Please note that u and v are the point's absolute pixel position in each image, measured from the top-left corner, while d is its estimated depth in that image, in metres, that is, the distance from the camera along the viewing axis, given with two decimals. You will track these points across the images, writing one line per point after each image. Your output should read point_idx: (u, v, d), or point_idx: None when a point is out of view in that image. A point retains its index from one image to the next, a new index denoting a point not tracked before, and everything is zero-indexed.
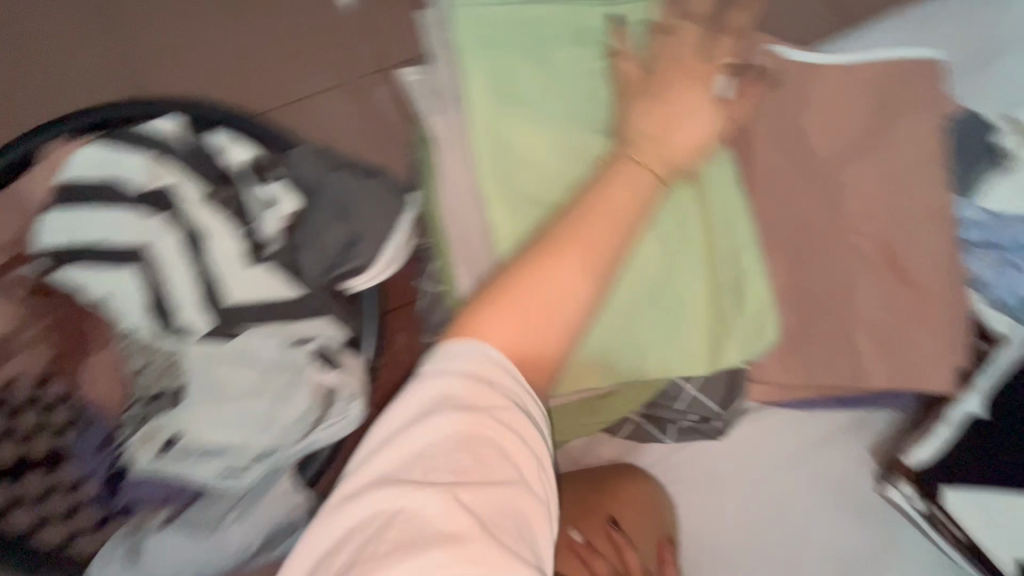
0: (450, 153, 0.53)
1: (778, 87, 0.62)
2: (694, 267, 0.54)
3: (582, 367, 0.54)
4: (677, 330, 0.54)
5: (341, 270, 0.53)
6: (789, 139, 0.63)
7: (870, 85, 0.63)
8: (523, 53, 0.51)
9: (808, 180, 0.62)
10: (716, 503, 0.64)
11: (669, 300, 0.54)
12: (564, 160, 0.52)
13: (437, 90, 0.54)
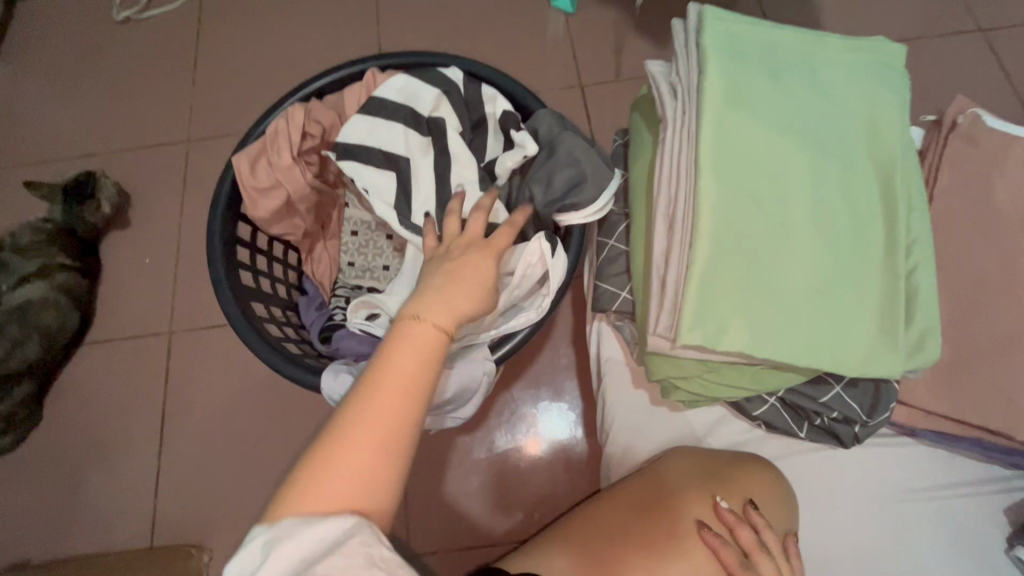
0: (678, 116, 0.63)
1: (975, 143, 0.67)
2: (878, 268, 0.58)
3: (753, 331, 0.56)
4: (853, 321, 0.56)
5: (564, 203, 0.66)
6: (976, 192, 0.67)
7: None
8: (757, 64, 0.62)
9: (990, 232, 0.66)
10: (830, 515, 0.66)
11: (850, 293, 0.57)
12: (774, 149, 0.59)
13: (676, 72, 0.65)
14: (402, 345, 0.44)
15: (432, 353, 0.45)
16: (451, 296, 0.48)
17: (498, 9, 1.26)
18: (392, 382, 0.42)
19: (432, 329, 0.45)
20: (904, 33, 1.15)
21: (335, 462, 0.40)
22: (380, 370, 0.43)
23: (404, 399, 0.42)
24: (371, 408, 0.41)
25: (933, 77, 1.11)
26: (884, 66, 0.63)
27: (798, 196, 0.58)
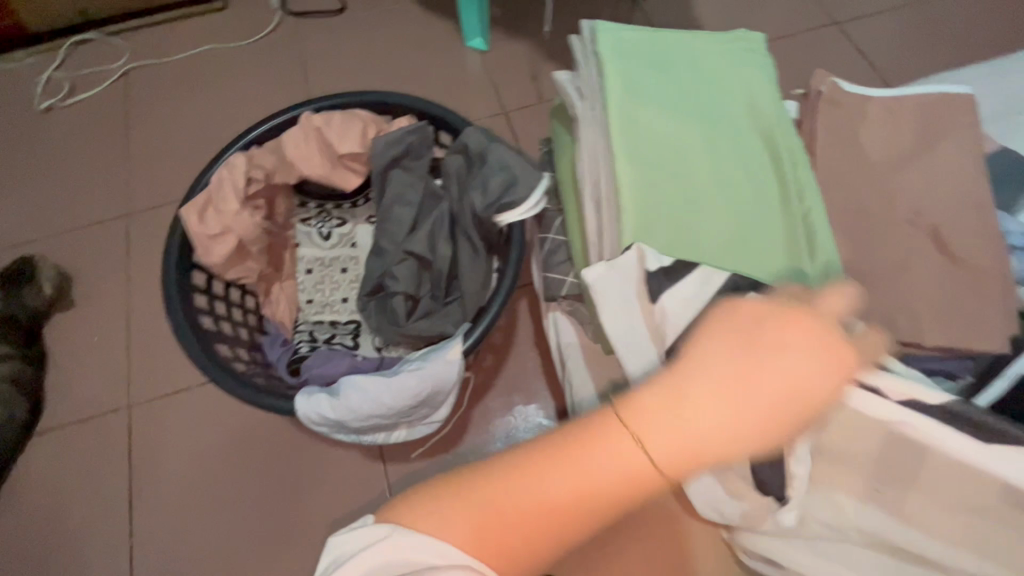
0: (587, 115, 0.71)
1: (838, 106, 0.80)
2: (777, 217, 0.66)
3: None
4: (765, 264, 0.64)
5: (501, 204, 0.72)
6: (847, 145, 0.78)
7: (915, 111, 0.80)
8: (646, 62, 0.71)
9: (865, 177, 0.77)
10: None
11: (758, 241, 0.65)
12: (673, 130, 0.68)
13: (582, 77, 0.74)
14: (593, 449, 0.38)
15: (633, 481, 0.38)
16: (743, 416, 0.36)
17: (418, 55, 1.36)
18: (587, 482, 0.38)
19: (648, 459, 0.37)
20: (775, 32, 1.32)
21: (456, 516, 0.40)
22: (552, 450, 0.39)
23: (572, 506, 0.38)
24: (513, 480, 0.39)
25: (805, 65, 1.28)
26: (751, 51, 0.74)
27: (705, 166, 0.67)
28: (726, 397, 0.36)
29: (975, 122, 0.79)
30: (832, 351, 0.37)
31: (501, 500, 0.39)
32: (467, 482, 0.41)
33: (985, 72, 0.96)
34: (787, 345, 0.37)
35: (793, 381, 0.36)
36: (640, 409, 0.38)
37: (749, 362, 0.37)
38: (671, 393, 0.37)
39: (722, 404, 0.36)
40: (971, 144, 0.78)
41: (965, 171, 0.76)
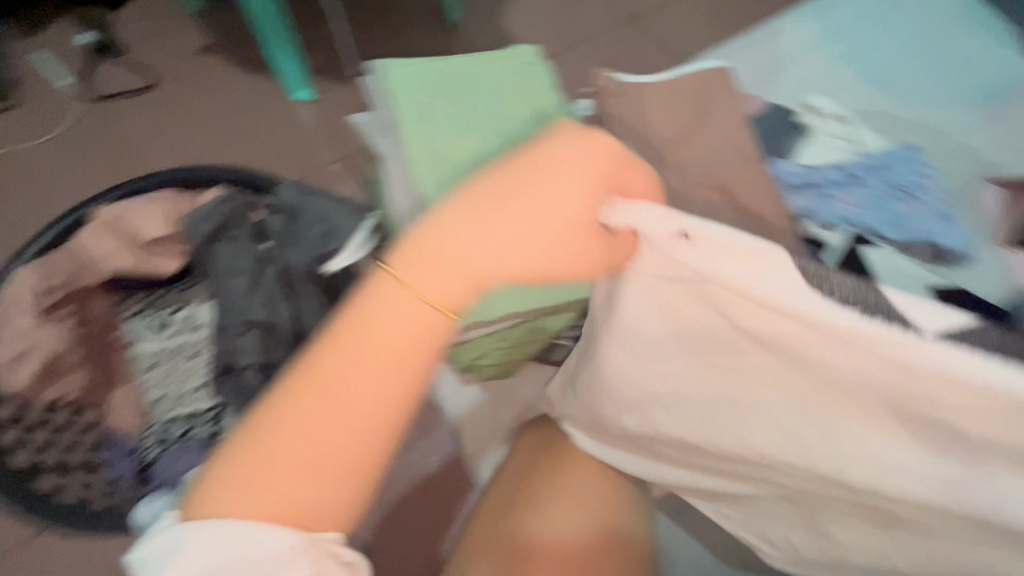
0: (391, 153, 0.73)
1: (622, 97, 0.89)
2: None
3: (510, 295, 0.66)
4: None
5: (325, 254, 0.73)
6: (636, 131, 0.87)
7: (687, 88, 0.91)
8: (434, 93, 0.74)
9: (656, 156, 0.86)
10: None
11: None
12: (470, 153, 0.71)
13: (380, 114, 0.76)
14: (374, 310, 0.46)
15: (422, 330, 0.46)
16: (490, 250, 0.45)
17: (245, 117, 1.33)
18: (378, 342, 0.45)
19: (422, 300, 0.46)
20: (578, 37, 1.46)
21: (273, 436, 0.45)
22: (345, 328, 0.46)
23: (377, 374, 0.45)
24: (315, 376, 0.45)
25: (612, 62, 1.42)
26: (532, 61, 0.78)
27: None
28: (470, 240, 0.45)
29: (734, 90, 0.91)
30: (563, 161, 0.45)
31: (303, 400, 0.45)
32: (276, 400, 0.46)
33: (744, 43, 1.11)
34: (513, 185, 0.46)
35: (525, 210, 0.45)
36: (406, 272, 0.46)
37: (482, 205, 0.45)
38: (427, 250, 0.46)
39: (472, 247, 0.45)
40: (735, 108, 0.89)
41: (734, 134, 0.87)
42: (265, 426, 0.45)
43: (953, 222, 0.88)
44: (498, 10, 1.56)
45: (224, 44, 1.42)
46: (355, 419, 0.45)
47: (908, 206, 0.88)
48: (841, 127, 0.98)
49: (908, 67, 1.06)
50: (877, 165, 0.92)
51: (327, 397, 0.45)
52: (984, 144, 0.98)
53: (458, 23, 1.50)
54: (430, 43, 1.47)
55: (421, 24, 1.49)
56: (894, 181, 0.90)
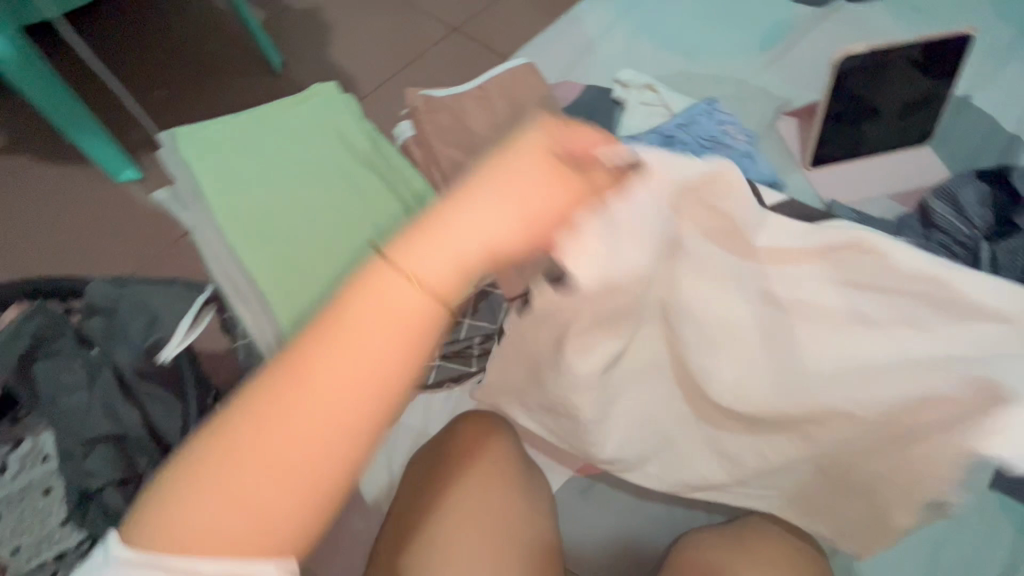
0: (200, 224, 0.70)
1: (436, 113, 0.90)
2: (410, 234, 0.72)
3: None
4: None
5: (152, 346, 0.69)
6: (460, 141, 0.89)
7: (497, 91, 0.94)
8: (231, 153, 0.72)
9: None
10: None
11: None
12: (284, 206, 0.70)
13: (179, 188, 0.72)
14: (367, 311, 0.39)
15: (404, 324, 0.39)
16: (465, 243, 0.40)
17: (69, 211, 1.23)
18: (367, 357, 0.38)
19: (417, 294, 0.39)
20: (407, 59, 1.51)
21: (261, 422, 0.37)
22: (328, 330, 0.39)
23: (340, 406, 0.37)
24: (347, 340, 0.38)
25: (446, 76, 1.47)
26: (329, 100, 0.78)
27: (320, 226, 0.70)
28: (445, 237, 0.40)
29: (543, 82, 0.96)
30: (556, 175, 0.42)
31: (247, 422, 0.37)
32: (318, 359, 0.38)
33: (551, 34, 1.17)
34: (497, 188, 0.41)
35: (505, 223, 0.41)
36: (463, 230, 0.40)
37: (455, 209, 0.41)
38: (419, 241, 0.40)
39: (455, 237, 0.40)
40: (546, 100, 0.94)
41: (552, 122, 0.92)
42: (221, 448, 0.37)
43: (757, 157, 0.96)
44: (323, 47, 1.55)
45: (22, 139, 1.29)
46: (327, 454, 0.37)
47: (719, 153, 0.96)
48: (650, 94, 1.06)
49: (696, 26, 1.17)
50: (685, 122, 0.99)
51: (292, 420, 0.37)
52: (770, 82, 1.11)
53: (283, 65, 1.51)
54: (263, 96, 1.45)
55: (248, 79, 1.48)
56: (700, 134, 0.98)
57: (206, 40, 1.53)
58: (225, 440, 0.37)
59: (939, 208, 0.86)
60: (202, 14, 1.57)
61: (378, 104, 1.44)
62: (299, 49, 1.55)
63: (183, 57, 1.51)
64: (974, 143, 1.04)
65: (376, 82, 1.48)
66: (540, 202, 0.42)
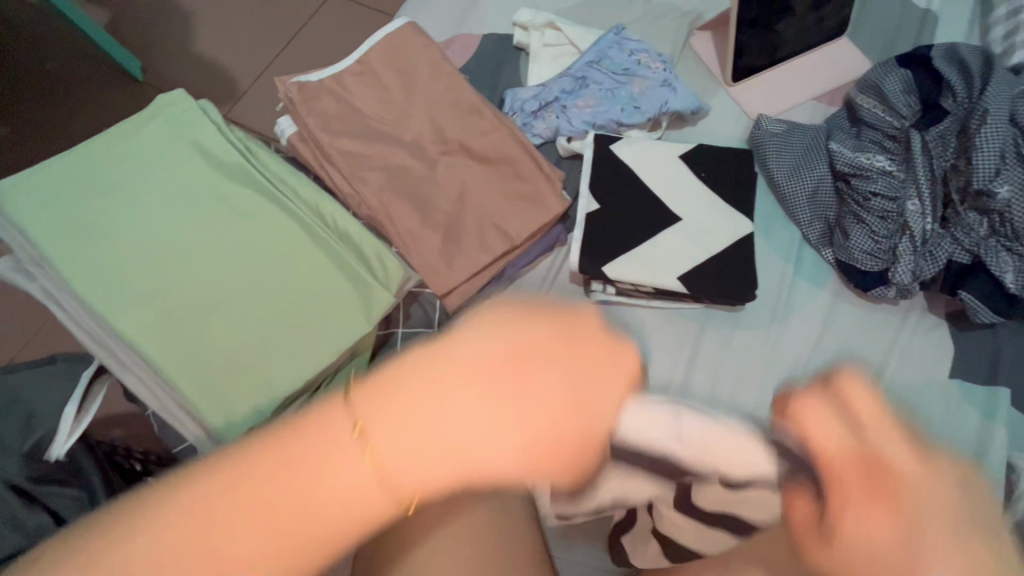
0: (55, 291, 0.59)
1: (318, 101, 0.79)
2: (309, 250, 0.63)
3: (272, 378, 0.58)
4: (327, 300, 0.61)
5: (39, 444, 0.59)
6: (351, 128, 0.79)
7: (383, 62, 0.83)
8: (70, 200, 0.60)
9: (384, 146, 0.79)
10: None
11: (308, 284, 0.61)
12: (152, 250, 0.60)
13: (19, 251, 0.60)
14: (304, 441, 0.33)
15: (377, 509, 0.33)
16: (454, 454, 0.35)
17: None
18: (298, 485, 0.31)
19: (387, 463, 0.33)
20: (284, 37, 1.35)
21: (201, 540, 0.30)
22: (263, 455, 0.32)
23: (253, 522, 0.31)
24: (271, 470, 0.32)
25: (332, 48, 1.33)
26: (181, 112, 0.66)
27: (200, 266, 0.60)
28: (431, 452, 0.34)
29: (431, 42, 0.85)
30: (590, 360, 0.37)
31: (141, 528, 0.31)
32: (293, 450, 0.32)
33: None
34: (544, 404, 0.35)
35: (494, 456, 0.35)
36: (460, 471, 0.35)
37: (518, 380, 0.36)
38: (386, 453, 0.33)
39: (477, 458, 0.35)
40: (440, 62, 0.83)
41: (450, 87, 0.82)
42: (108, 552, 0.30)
43: (677, 83, 0.89)
44: (186, 39, 1.35)
45: None
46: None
47: (635, 87, 0.89)
48: (552, 33, 0.96)
49: None
50: (596, 59, 0.91)
51: (184, 546, 0.30)
52: None
53: (144, 70, 1.32)
54: (128, 110, 1.27)
55: (106, 93, 1.29)
56: (612, 69, 0.90)
57: (44, 54, 1.31)
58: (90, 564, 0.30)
59: (864, 101, 0.84)
60: (34, 24, 1.34)
61: (263, 95, 1.29)
62: (157, 45, 1.35)
63: (20, 80, 1.29)
64: (892, 25, 1.00)
65: (255, 70, 1.32)
66: (571, 435, 0.36)
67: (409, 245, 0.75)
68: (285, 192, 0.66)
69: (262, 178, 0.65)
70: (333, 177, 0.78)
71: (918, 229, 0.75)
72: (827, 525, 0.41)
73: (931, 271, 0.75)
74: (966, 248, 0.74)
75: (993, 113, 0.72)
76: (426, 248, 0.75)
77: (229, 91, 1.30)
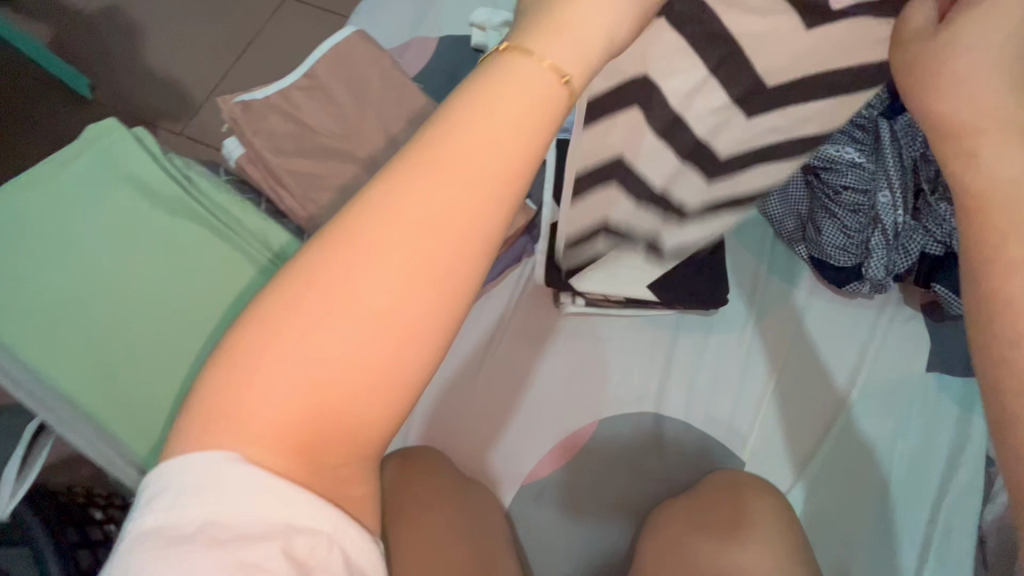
0: None
1: (264, 120, 0.75)
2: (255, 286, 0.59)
3: None
4: None
5: None
6: (301, 147, 0.75)
7: (331, 74, 0.79)
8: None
9: (337, 163, 0.76)
10: (472, 431, 0.73)
11: None
12: (86, 295, 0.56)
13: None
14: (402, 176, 0.28)
15: (481, 209, 0.28)
16: (513, 123, 0.29)
17: None
18: (407, 205, 0.28)
19: (486, 166, 0.28)
20: (239, 46, 1.30)
21: (281, 334, 0.27)
22: (345, 226, 0.28)
23: (375, 261, 0.27)
24: (363, 236, 0.28)
25: (289, 56, 1.28)
26: (114, 145, 0.63)
27: (123, 294, 0.57)
28: (476, 137, 0.29)
29: (381, 50, 0.82)
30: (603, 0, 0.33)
31: (252, 332, 0.28)
32: (338, 243, 0.28)
33: None
34: (576, 28, 0.31)
35: (521, 97, 0.29)
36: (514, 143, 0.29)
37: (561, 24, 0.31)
38: (418, 166, 0.28)
39: (508, 121, 0.29)
40: (391, 72, 0.80)
41: (404, 97, 0.79)
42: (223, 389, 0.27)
43: None
44: (136, 52, 1.30)
45: None
46: (381, 363, 0.27)
47: None
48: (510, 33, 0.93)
49: None
50: None
51: (319, 306, 0.27)
52: None
53: (94, 88, 1.26)
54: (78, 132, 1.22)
55: (54, 115, 1.23)
56: None
57: None
58: (222, 376, 0.28)
59: None
60: None
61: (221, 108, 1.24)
62: (106, 61, 1.29)
63: None
64: None
65: (210, 82, 1.27)
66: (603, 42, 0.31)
67: None
68: (230, 224, 0.62)
69: (203, 210, 0.62)
70: (284, 200, 0.75)
71: (890, 222, 0.73)
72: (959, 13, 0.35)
73: (904, 265, 0.74)
74: (939, 239, 0.72)
75: None
76: None
77: (184, 105, 1.25)
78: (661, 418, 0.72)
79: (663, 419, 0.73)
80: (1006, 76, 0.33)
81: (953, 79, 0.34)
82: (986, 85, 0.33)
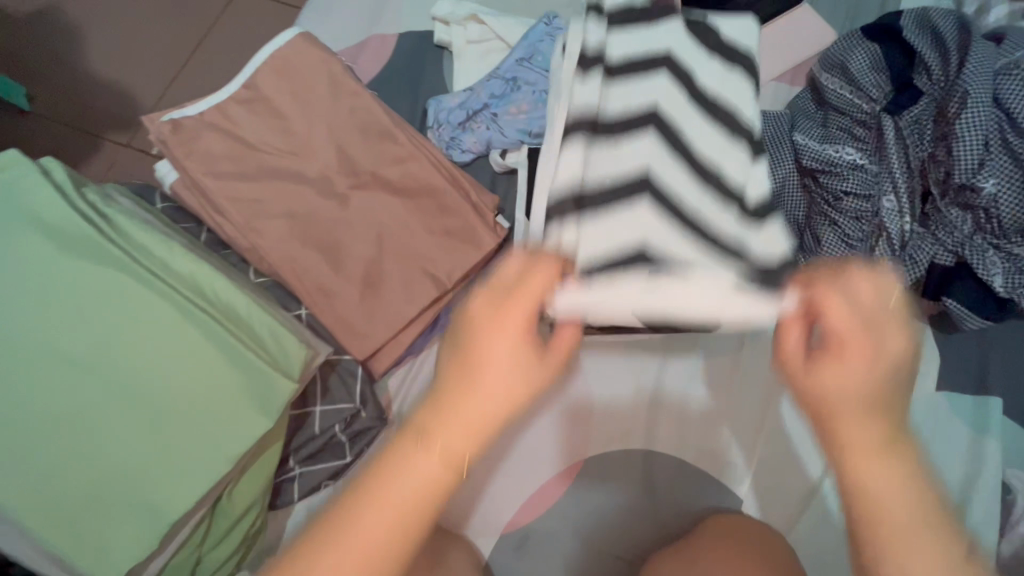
0: None
1: (198, 139, 0.67)
2: (184, 340, 0.52)
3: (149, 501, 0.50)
4: (210, 401, 0.52)
5: None
6: (241, 169, 0.67)
7: (273, 84, 0.71)
8: None
9: (283, 185, 0.68)
10: None
11: (188, 384, 0.52)
12: None
13: None
14: (392, 476, 0.36)
15: (425, 502, 0.36)
16: (481, 423, 0.36)
17: None
18: (388, 498, 0.35)
19: (445, 471, 0.36)
20: (188, 46, 1.20)
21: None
22: (354, 499, 0.36)
23: (371, 544, 0.35)
24: (371, 508, 0.35)
25: (243, 55, 1.18)
26: (16, 180, 0.55)
27: (64, 377, 0.51)
28: (448, 445, 0.36)
29: (330, 53, 0.73)
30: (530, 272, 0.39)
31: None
32: (330, 526, 0.35)
33: None
34: (512, 371, 0.37)
35: (491, 403, 0.37)
36: (507, 403, 0.37)
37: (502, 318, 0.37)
38: (398, 469, 0.36)
39: (471, 421, 0.36)
40: (342, 78, 0.72)
41: (357, 106, 0.71)
42: None
43: None
44: (76, 56, 1.20)
45: None
46: None
47: None
48: (476, 27, 0.84)
49: None
50: (526, 55, 0.79)
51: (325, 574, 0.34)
52: None
53: (32, 98, 1.16)
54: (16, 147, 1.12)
55: None
56: (545, 66, 0.79)
57: None
58: None
59: (829, 82, 0.74)
60: None
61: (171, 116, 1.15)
62: (44, 67, 1.19)
63: None
64: None
65: (159, 87, 1.17)
66: (538, 373, 0.38)
67: (322, 303, 0.64)
68: (154, 266, 0.55)
69: (121, 253, 0.54)
70: (226, 230, 0.67)
71: (895, 230, 0.67)
72: (816, 352, 0.38)
73: (912, 277, 0.67)
74: (949, 249, 0.66)
75: (974, 96, 0.63)
76: (343, 304, 0.65)
77: (132, 113, 1.16)
78: (651, 457, 0.66)
79: (653, 457, 0.66)
80: (873, 357, 0.36)
81: (796, 382, 0.39)
82: (853, 407, 0.36)
